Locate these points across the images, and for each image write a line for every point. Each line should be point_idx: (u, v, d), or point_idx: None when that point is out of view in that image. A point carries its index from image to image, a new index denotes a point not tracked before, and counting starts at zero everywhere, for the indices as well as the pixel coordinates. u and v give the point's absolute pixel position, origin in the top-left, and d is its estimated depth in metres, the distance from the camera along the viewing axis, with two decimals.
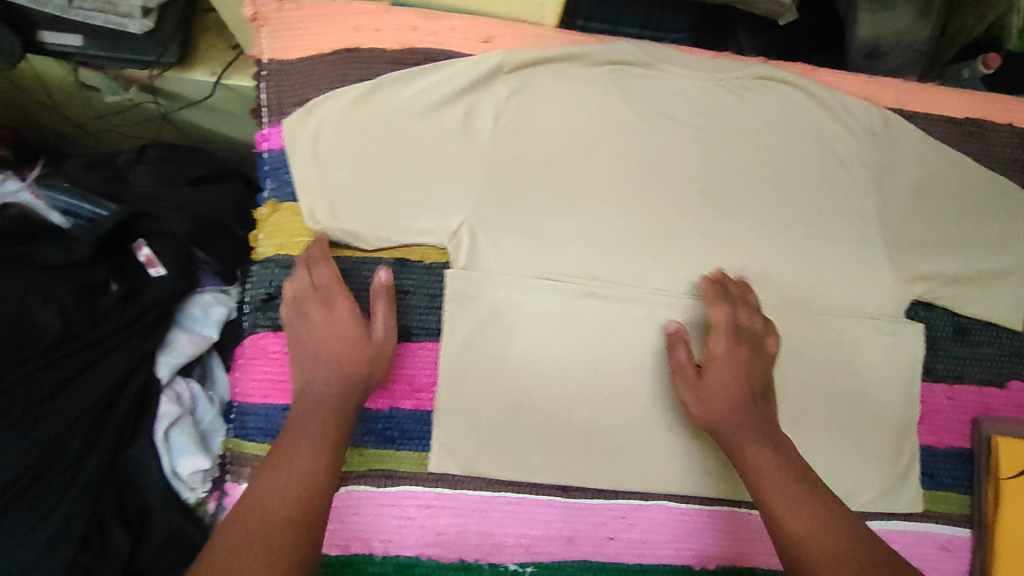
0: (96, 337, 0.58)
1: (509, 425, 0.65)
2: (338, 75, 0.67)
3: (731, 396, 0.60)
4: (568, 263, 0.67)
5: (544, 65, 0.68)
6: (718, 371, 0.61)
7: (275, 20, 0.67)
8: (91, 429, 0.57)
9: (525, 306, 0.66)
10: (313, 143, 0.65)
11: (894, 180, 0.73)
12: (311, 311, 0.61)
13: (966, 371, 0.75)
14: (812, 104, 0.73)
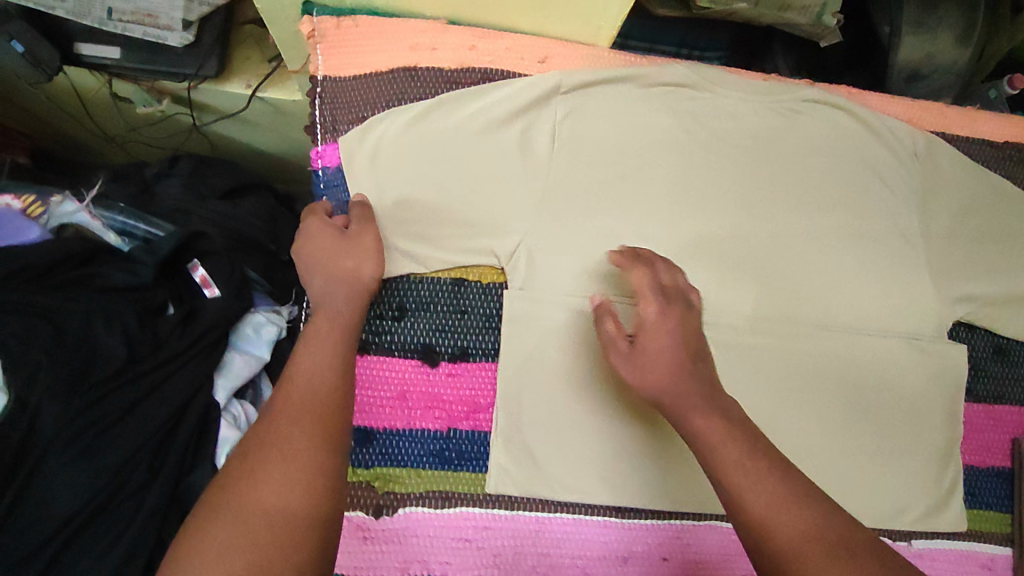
0: (158, 360, 0.57)
1: (566, 444, 0.65)
2: (395, 94, 0.67)
3: (655, 374, 0.52)
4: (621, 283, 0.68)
5: (599, 86, 0.69)
6: (657, 339, 0.53)
7: (332, 37, 0.66)
8: (155, 456, 0.56)
9: (582, 326, 0.66)
10: (371, 161, 0.65)
11: (936, 201, 0.74)
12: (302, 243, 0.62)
13: (1006, 393, 0.76)
14: (856, 126, 0.74)
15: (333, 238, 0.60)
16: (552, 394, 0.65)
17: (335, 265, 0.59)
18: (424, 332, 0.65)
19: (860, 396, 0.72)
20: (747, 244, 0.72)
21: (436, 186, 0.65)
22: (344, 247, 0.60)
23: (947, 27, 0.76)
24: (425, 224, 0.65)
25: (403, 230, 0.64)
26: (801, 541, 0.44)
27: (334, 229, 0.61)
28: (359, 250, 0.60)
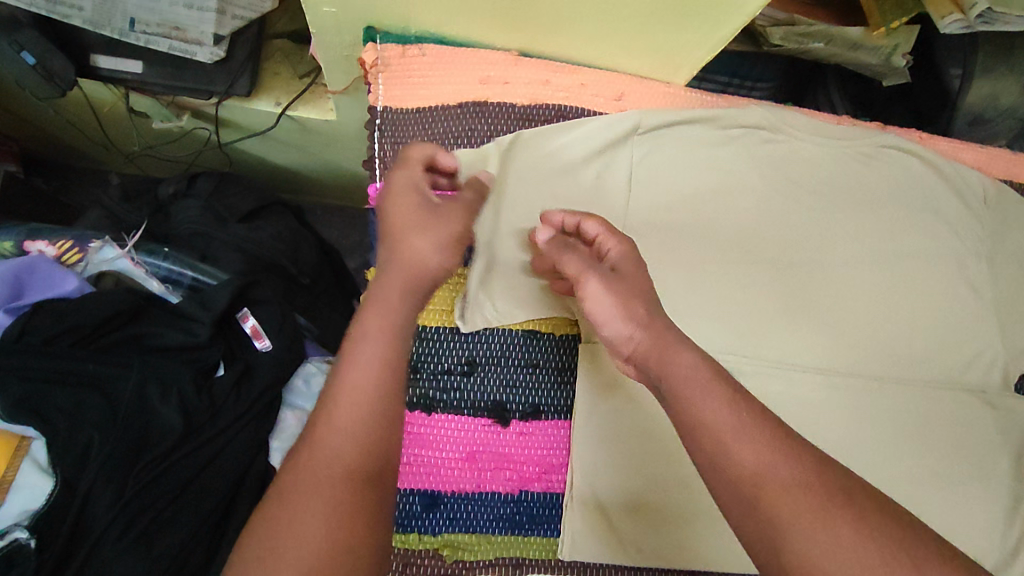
0: (216, 428, 0.54)
1: (645, 493, 0.59)
2: (464, 130, 0.63)
3: (631, 306, 0.47)
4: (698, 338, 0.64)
5: (676, 127, 0.66)
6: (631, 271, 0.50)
7: (397, 65, 0.61)
8: (213, 533, 0.53)
9: None
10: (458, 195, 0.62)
11: (1006, 250, 0.73)
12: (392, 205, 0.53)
13: None
14: (928, 169, 0.72)
15: (413, 197, 0.53)
16: (634, 441, 0.59)
17: (406, 232, 0.51)
18: (495, 388, 0.60)
19: (945, 455, 0.67)
20: (825, 292, 0.68)
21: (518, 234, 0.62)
22: (421, 213, 0.52)
23: (1017, 72, 0.75)
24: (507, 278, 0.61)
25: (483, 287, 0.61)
26: (790, 491, 0.40)
27: (417, 186, 0.53)
28: (437, 229, 0.52)
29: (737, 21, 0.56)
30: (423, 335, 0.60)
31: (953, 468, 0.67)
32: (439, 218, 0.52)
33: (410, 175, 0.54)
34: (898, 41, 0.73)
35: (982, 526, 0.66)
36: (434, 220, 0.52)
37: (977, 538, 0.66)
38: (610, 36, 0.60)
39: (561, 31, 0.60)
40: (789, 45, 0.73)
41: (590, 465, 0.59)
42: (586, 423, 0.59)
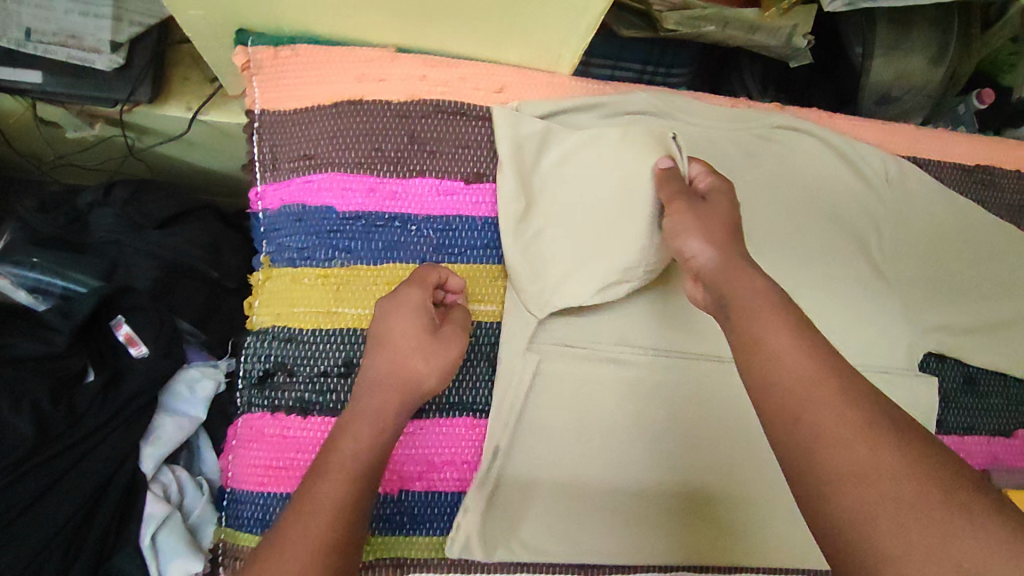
0: (77, 436, 0.55)
1: (577, 460, 0.60)
2: (339, 130, 0.61)
3: (710, 228, 0.50)
4: (595, 333, 0.63)
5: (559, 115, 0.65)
6: (722, 203, 0.53)
7: (270, 68, 0.61)
8: (72, 539, 0.55)
9: (555, 373, 0.61)
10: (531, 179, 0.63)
11: (906, 227, 0.72)
12: (395, 311, 0.55)
13: (976, 423, 0.71)
14: (821, 148, 0.71)
15: (415, 325, 0.54)
16: (566, 401, 0.61)
17: (402, 359, 0.53)
18: None
19: None
20: None
21: (575, 223, 0.62)
22: (420, 344, 0.54)
23: (919, 46, 0.74)
24: (594, 264, 0.61)
25: (573, 277, 0.61)
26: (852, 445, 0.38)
27: (423, 315, 0.55)
28: (433, 353, 0.54)
29: (597, 8, 0.54)
30: (298, 337, 0.59)
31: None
32: (440, 353, 0.55)
33: (426, 301, 0.55)
34: (796, 20, 0.72)
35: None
36: (433, 350, 0.55)
37: None
38: (479, 28, 0.59)
39: (430, 24, 0.59)
40: (684, 29, 0.72)
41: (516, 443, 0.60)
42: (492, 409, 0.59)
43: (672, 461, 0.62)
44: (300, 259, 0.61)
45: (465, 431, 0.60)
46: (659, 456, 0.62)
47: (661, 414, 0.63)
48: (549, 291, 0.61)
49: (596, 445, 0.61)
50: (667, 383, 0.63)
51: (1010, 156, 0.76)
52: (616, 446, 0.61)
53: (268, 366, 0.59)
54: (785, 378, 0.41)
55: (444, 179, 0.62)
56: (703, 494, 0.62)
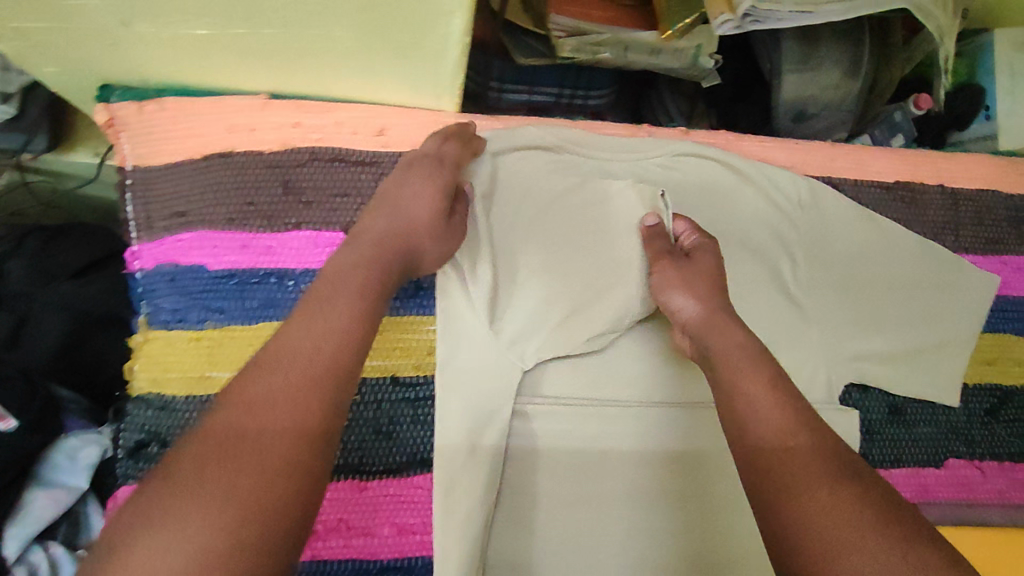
0: None
1: (553, 515, 0.61)
2: (210, 185, 0.59)
3: (696, 286, 0.58)
4: (555, 384, 0.62)
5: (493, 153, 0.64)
6: (704, 258, 0.61)
7: (135, 123, 0.59)
8: None
9: (521, 431, 0.61)
10: (496, 229, 0.62)
11: (824, 250, 0.68)
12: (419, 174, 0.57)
13: (903, 455, 0.67)
14: (729, 174, 0.68)
15: (431, 196, 0.57)
16: (547, 444, 0.61)
17: (417, 222, 0.55)
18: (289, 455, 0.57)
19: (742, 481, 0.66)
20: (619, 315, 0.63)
21: (556, 267, 0.62)
22: (433, 215, 0.56)
23: (830, 62, 0.71)
24: (577, 314, 0.61)
25: (560, 330, 0.61)
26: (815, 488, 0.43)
27: (444, 188, 0.57)
28: (445, 232, 0.57)
29: (456, 47, 0.52)
30: (172, 405, 0.57)
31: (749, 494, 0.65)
32: (449, 232, 0.58)
33: (449, 180, 0.58)
34: (700, 41, 0.69)
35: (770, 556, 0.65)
36: (444, 227, 0.57)
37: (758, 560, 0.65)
38: (346, 71, 0.57)
39: (293, 70, 0.56)
40: (582, 55, 0.69)
41: (501, 488, 0.60)
42: (470, 450, 0.59)
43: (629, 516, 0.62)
44: (175, 321, 0.59)
45: (353, 494, 0.58)
46: (619, 508, 0.62)
47: (632, 467, 0.62)
48: (530, 340, 0.60)
49: (583, 482, 0.61)
50: (627, 435, 0.63)
51: (934, 171, 0.72)
52: (606, 480, 0.62)
53: (143, 436, 0.57)
54: (760, 430, 0.47)
55: (322, 230, 0.59)
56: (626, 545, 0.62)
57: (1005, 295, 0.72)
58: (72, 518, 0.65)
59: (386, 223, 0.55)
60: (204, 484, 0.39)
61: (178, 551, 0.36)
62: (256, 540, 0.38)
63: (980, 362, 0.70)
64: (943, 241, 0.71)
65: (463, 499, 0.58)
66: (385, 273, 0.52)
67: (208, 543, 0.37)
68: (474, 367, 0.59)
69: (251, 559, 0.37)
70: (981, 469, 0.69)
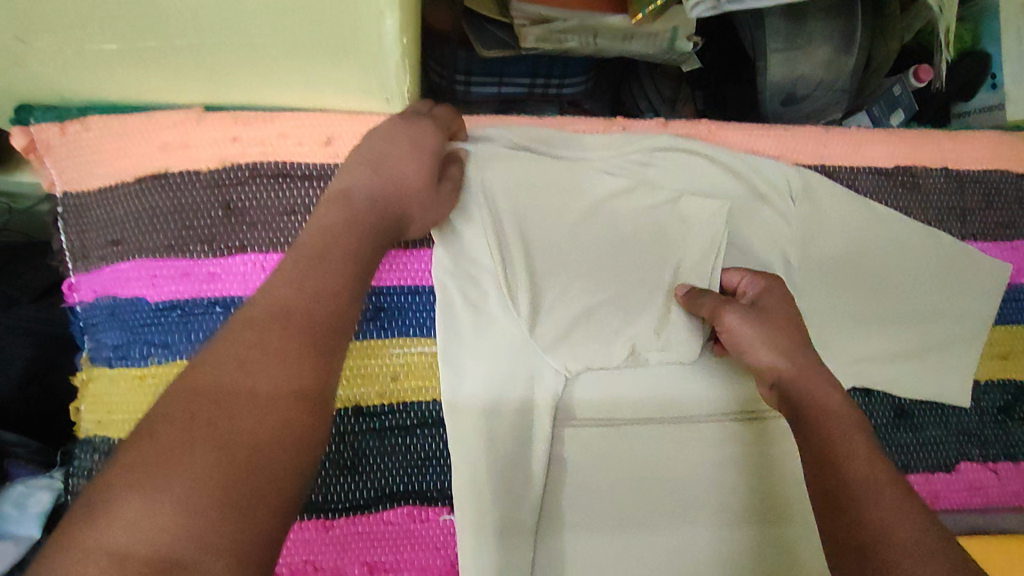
0: None
1: (600, 532, 0.58)
2: (144, 209, 0.54)
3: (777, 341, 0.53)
4: (605, 390, 0.58)
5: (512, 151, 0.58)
6: (779, 304, 0.55)
7: (60, 146, 0.54)
8: None
9: (566, 450, 0.58)
10: (523, 233, 0.57)
11: (820, 247, 0.63)
12: (405, 135, 0.51)
13: (911, 461, 0.62)
14: (715, 167, 0.61)
15: (423, 154, 0.51)
16: (595, 454, 0.58)
17: (408, 187, 0.50)
18: None
19: (749, 498, 0.60)
20: (611, 324, 0.58)
21: (595, 270, 0.58)
22: (424, 177, 0.51)
23: (817, 40, 0.67)
24: (628, 321, 0.59)
25: (606, 339, 0.58)
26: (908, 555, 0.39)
27: (437, 146, 0.52)
28: (430, 201, 0.52)
29: (395, 44, 0.46)
30: None
31: (747, 513, 0.60)
32: (439, 199, 0.53)
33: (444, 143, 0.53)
34: (677, 23, 0.64)
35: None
36: (434, 192, 0.52)
37: None
38: (282, 77, 0.51)
39: (223, 79, 0.51)
40: (547, 45, 0.64)
41: (541, 510, 0.57)
42: (510, 462, 0.56)
43: (667, 532, 0.59)
44: (117, 358, 0.54)
45: (317, 535, 0.54)
46: (663, 526, 0.59)
47: (684, 479, 0.59)
48: (576, 347, 0.57)
49: (626, 495, 0.58)
50: (667, 449, 0.59)
51: (937, 152, 0.66)
52: (649, 496, 0.59)
53: (92, 484, 0.54)
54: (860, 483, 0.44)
55: (268, 253, 0.55)
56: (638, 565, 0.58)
57: (1017, 283, 0.66)
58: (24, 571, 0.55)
59: (367, 180, 0.49)
60: (192, 446, 0.34)
61: (152, 523, 0.31)
62: (248, 509, 0.33)
63: (991, 357, 0.65)
64: (948, 227, 0.66)
65: (506, 519, 0.55)
66: (371, 240, 0.47)
67: (198, 508, 0.32)
68: (512, 372, 0.56)
69: (242, 533, 0.32)
70: (996, 472, 0.63)
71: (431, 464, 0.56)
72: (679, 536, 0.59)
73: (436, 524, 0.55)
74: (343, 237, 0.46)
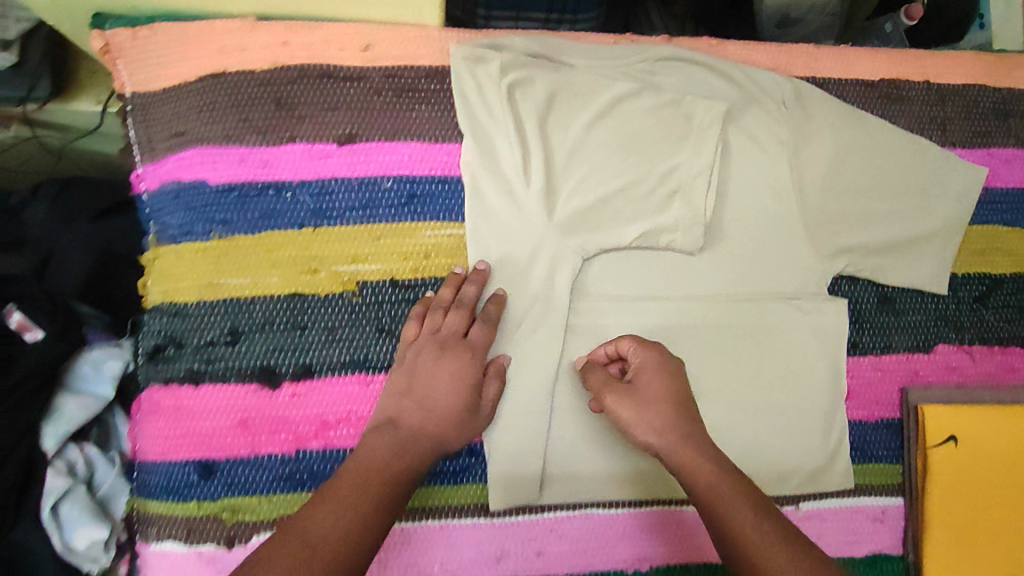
0: None
1: None
2: (206, 104, 0.61)
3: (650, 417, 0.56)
4: (616, 271, 0.65)
5: (534, 59, 0.65)
6: (653, 380, 0.58)
7: (132, 49, 0.62)
8: None
9: (584, 320, 0.64)
10: (539, 129, 0.63)
11: (810, 151, 0.68)
12: (444, 358, 0.59)
13: (892, 341, 0.69)
14: (714, 77, 0.68)
15: (460, 390, 0.58)
16: (604, 328, 0.64)
17: (447, 411, 0.57)
18: (316, 352, 0.61)
19: (745, 374, 0.66)
20: (621, 210, 0.65)
21: (607, 166, 0.65)
22: (461, 410, 0.58)
23: None
24: (637, 209, 0.65)
25: (617, 225, 0.64)
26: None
27: (472, 379, 0.59)
28: (463, 426, 0.58)
29: None
30: (184, 311, 0.60)
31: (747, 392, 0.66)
32: (475, 420, 0.59)
33: (477, 376, 0.60)
34: None
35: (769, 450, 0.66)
36: (472, 414, 0.59)
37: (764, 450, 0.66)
38: None
39: None
40: None
41: (558, 367, 0.64)
42: (532, 329, 0.63)
43: None
44: (182, 236, 0.61)
45: (359, 389, 0.61)
46: None
47: (687, 354, 0.66)
48: (590, 232, 0.64)
49: None
50: (671, 328, 0.65)
51: (918, 67, 0.73)
52: None
53: (159, 341, 0.60)
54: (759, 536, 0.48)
55: (315, 143, 0.62)
56: None
57: (993, 187, 0.72)
58: (100, 427, 0.65)
59: (422, 419, 0.57)
60: None
61: None
62: None
63: (967, 252, 0.71)
64: (930, 135, 0.71)
65: (532, 380, 0.63)
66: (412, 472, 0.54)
67: None
68: (529, 250, 0.63)
69: None
70: (970, 354, 0.70)
71: None
72: None
73: None
74: (383, 460, 0.53)
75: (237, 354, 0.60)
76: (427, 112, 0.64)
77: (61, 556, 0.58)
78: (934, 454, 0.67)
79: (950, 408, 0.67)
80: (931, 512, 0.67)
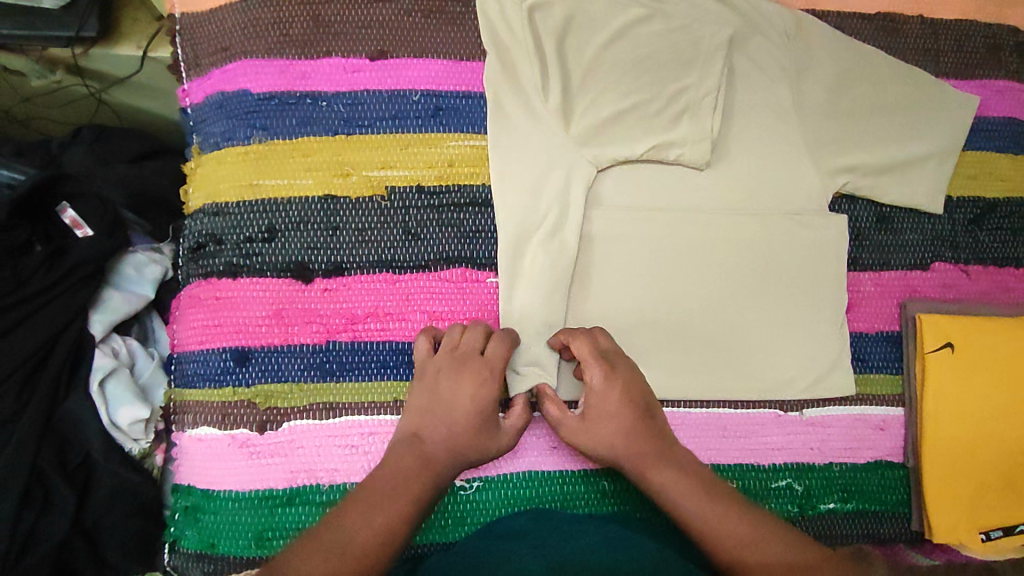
0: (23, 294, 0.62)
1: (622, 301, 0.68)
2: (248, 20, 0.66)
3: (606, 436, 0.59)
4: (627, 184, 0.70)
5: None
6: (603, 401, 0.60)
7: None
8: (24, 387, 0.62)
9: (597, 227, 0.68)
10: (557, 45, 0.67)
11: (811, 78, 0.72)
12: (462, 376, 0.59)
13: (891, 259, 0.73)
14: (721, 6, 0.72)
15: (481, 407, 0.58)
16: (615, 235, 0.68)
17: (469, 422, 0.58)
18: (346, 251, 0.65)
19: (750, 286, 0.70)
20: (634, 123, 0.68)
21: (620, 84, 0.68)
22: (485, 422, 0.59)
23: None
24: (649, 124, 0.68)
25: (630, 138, 0.68)
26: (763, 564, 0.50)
27: (493, 396, 0.59)
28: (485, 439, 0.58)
29: None
30: (225, 211, 0.64)
31: (752, 303, 0.70)
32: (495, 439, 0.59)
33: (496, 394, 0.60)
34: None
35: (772, 359, 0.70)
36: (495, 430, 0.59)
37: (768, 358, 0.70)
38: None
39: None
40: None
41: (574, 271, 0.67)
42: (551, 232, 0.66)
43: (681, 306, 0.69)
44: (224, 141, 0.66)
45: (384, 286, 0.65)
46: (673, 299, 0.68)
47: (694, 263, 0.69)
48: (603, 144, 0.68)
49: (645, 276, 0.68)
50: (679, 239, 0.69)
51: (912, 3, 0.77)
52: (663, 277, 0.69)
53: (200, 239, 0.64)
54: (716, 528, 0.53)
55: (349, 58, 0.67)
56: (657, 336, 0.68)
57: (984, 116, 0.76)
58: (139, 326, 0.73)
59: (447, 433, 0.57)
60: None
61: None
62: None
63: (962, 176, 0.75)
64: (925, 67, 0.76)
65: (550, 281, 0.66)
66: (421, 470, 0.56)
67: None
68: (546, 159, 0.66)
69: None
70: (965, 272, 0.74)
71: (481, 237, 0.67)
72: (690, 311, 0.69)
73: (484, 286, 0.67)
74: (400, 476, 0.54)
75: (273, 250, 0.64)
76: (452, 33, 0.69)
77: (106, 431, 0.64)
78: (931, 361, 0.70)
79: (947, 318, 0.71)
80: (928, 417, 0.70)
